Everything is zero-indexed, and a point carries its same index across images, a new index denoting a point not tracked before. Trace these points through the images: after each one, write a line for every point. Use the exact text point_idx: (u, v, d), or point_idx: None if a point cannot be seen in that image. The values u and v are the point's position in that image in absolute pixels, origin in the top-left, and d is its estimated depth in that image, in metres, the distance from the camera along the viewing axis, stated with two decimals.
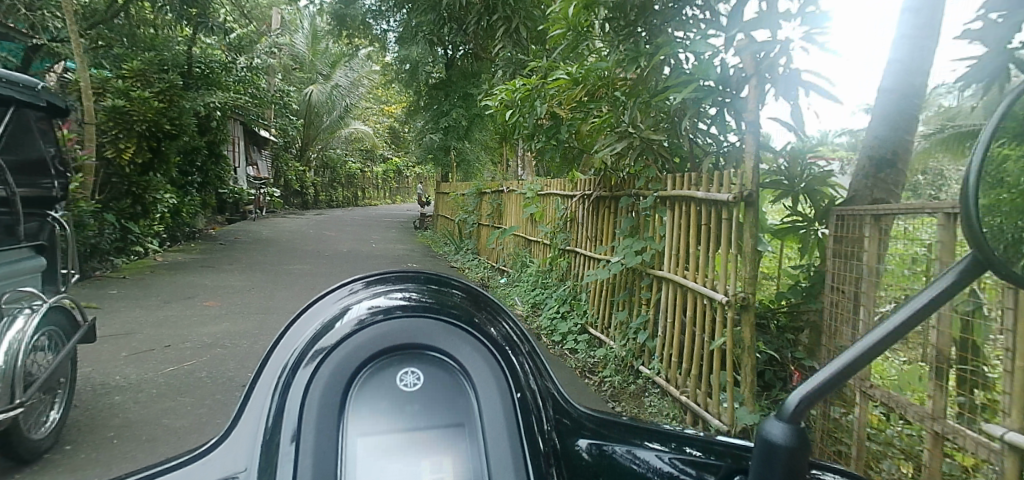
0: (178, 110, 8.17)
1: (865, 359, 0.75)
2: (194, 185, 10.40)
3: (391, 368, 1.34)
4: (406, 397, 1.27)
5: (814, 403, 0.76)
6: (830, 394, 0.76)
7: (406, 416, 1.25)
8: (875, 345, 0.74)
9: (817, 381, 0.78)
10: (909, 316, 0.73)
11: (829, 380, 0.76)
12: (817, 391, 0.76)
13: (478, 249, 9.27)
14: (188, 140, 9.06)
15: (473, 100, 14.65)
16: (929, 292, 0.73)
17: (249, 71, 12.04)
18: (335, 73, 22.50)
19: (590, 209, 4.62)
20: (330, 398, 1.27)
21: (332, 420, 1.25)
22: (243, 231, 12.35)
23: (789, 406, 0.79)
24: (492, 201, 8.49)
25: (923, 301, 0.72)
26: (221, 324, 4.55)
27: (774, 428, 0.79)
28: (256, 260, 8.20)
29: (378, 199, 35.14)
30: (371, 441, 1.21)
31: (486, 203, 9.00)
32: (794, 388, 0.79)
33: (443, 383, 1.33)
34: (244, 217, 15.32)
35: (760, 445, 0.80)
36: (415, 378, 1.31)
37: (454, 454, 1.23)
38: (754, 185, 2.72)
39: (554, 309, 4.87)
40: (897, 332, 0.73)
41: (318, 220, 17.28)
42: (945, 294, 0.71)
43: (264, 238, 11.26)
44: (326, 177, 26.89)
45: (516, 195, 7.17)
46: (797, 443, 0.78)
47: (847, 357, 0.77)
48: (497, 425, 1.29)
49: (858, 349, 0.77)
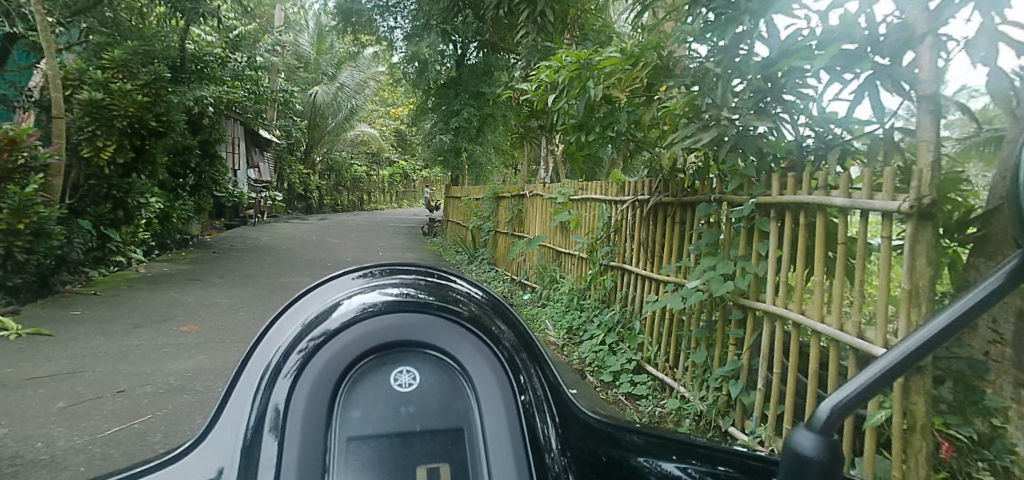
0: (164, 106, 7.51)
1: (906, 363, 0.72)
2: (186, 188, 9.64)
3: (389, 372, 1.47)
4: (399, 398, 1.42)
5: (852, 408, 0.72)
6: (866, 400, 0.72)
7: (403, 418, 1.41)
8: (923, 343, 0.71)
9: (851, 389, 0.74)
10: (961, 312, 0.71)
11: (864, 389, 0.72)
12: (849, 398, 0.72)
13: (496, 260, 8.43)
14: (179, 139, 8.38)
15: (486, 100, 13.83)
16: (984, 288, 0.71)
17: (248, 66, 11.28)
18: (341, 73, 21.79)
19: (645, 218, 3.80)
20: (321, 406, 1.40)
21: (328, 429, 1.38)
22: (241, 238, 11.56)
23: (819, 417, 0.73)
24: (511, 207, 7.65)
25: (982, 295, 0.70)
26: (195, 358, 3.72)
27: (805, 440, 0.73)
28: (251, 272, 7.38)
29: (384, 204, 34.32)
30: (370, 442, 1.37)
31: (505, 210, 8.17)
32: (825, 396, 0.75)
33: (437, 386, 1.48)
34: (244, 222, 14.54)
35: (792, 459, 0.73)
36: (409, 381, 1.46)
37: (449, 455, 1.39)
38: (937, 189, 1.89)
39: (598, 339, 4.04)
40: (945, 333, 0.71)
41: (322, 225, 16.48)
42: (996, 291, 0.70)
43: (263, 246, 10.47)
44: (330, 181, 26.13)
45: (541, 201, 6.35)
46: (829, 456, 0.71)
47: (885, 361, 0.75)
48: (492, 422, 1.46)
49: (897, 354, 0.74)
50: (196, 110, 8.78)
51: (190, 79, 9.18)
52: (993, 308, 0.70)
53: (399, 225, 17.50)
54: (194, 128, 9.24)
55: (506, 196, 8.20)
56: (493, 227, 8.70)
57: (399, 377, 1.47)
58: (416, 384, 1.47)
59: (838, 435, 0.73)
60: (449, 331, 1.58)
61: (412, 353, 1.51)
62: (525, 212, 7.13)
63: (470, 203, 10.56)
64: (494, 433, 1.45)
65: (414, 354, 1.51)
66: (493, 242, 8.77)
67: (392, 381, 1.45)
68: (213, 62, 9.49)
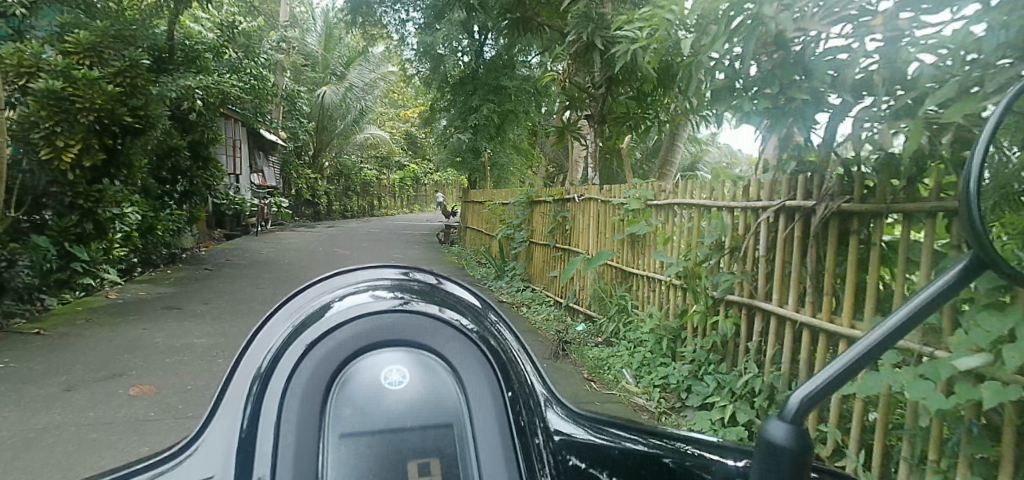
0: (143, 98, 6.37)
1: (871, 353, 0.78)
2: (174, 195, 8.46)
3: (374, 367, 1.32)
4: (386, 393, 1.28)
5: (820, 397, 0.80)
6: (834, 391, 0.80)
7: (391, 416, 1.25)
8: (885, 335, 0.77)
9: (819, 381, 0.81)
10: (920, 306, 0.77)
11: (825, 382, 0.80)
12: (817, 388, 0.80)
13: (531, 276, 7.20)
14: (161, 139, 7.26)
15: (507, 93, 12.59)
16: (944, 281, 0.79)
17: (246, 57, 10.13)
18: (350, 73, 20.68)
19: (805, 241, 2.62)
20: (311, 398, 1.28)
21: (314, 422, 1.25)
22: (240, 250, 10.41)
23: (789, 409, 0.82)
24: (553, 214, 6.33)
25: (937, 290, 0.77)
26: (137, 451, 2.54)
27: (777, 429, 0.81)
28: (244, 295, 6.19)
29: (395, 209, 33.00)
30: (359, 441, 1.22)
31: (543, 218, 6.87)
32: (796, 389, 0.82)
33: (428, 384, 1.32)
34: (246, 231, 13.41)
35: (765, 447, 0.82)
36: (400, 377, 1.31)
37: (439, 452, 1.24)
38: None
39: (726, 414, 2.84)
40: (915, 321, 0.77)
41: (330, 234, 15.24)
42: (949, 292, 0.76)
43: (263, 259, 9.28)
44: (340, 186, 24.99)
45: (600, 208, 5.09)
46: (800, 444, 0.80)
47: (853, 351, 0.81)
48: (484, 422, 1.32)
49: (863, 345, 0.79)
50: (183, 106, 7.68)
51: (177, 70, 7.93)
52: (951, 300, 0.77)
53: (413, 232, 16.22)
54: (183, 127, 8.14)
55: (544, 200, 6.89)
56: (528, 239, 7.40)
57: (388, 368, 1.32)
58: (406, 381, 1.31)
59: (808, 423, 0.81)
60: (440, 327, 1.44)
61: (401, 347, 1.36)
62: (573, 223, 5.84)
63: (495, 210, 9.27)
64: (490, 439, 1.30)
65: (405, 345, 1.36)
66: (528, 255, 7.46)
67: (379, 374, 1.31)
68: (206, 51, 8.34)
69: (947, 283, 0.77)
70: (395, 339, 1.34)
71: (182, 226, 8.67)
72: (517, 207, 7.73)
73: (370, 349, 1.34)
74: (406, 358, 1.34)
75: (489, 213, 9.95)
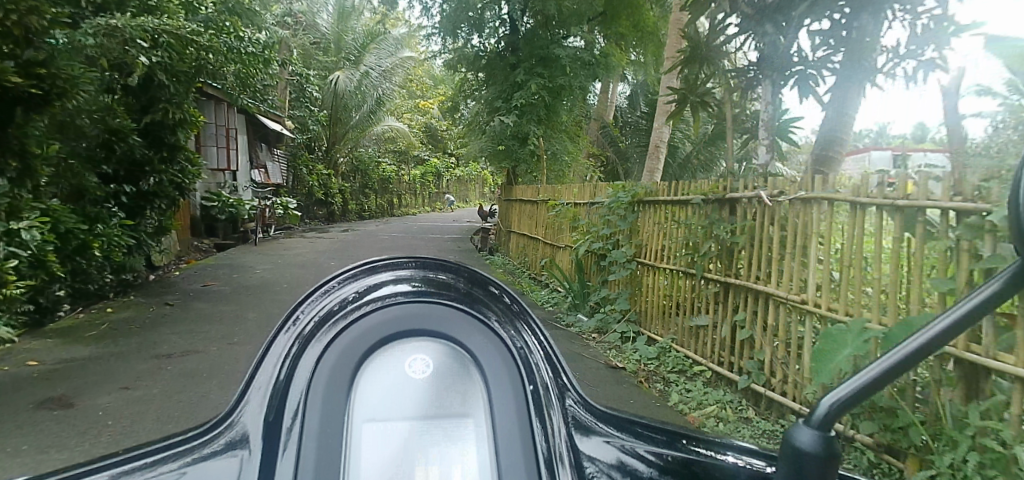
0: (46, 51, 4.08)
1: (904, 368, 0.81)
2: (128, 198, 6.14)
3: (400, 357, 1.48)
4: (411, 381, 1.42)
5: (844, 410, 0.86)
6: (858, 404, 0.86)
7: (413, 403, 1.38)
8: (903, 367, 0.81)
9: (851, 389, 0.87)
10: (949, 327, 0.78)
11: (857, 392, 0.86)
12: (846, 400, 0.86)
13: (639, 315, 4.84)
14: (93, 123, 5.15)
15: (559, 66, 10.18)
16: (974, 302, 0.78)
17: (225, 14, 7.81)
18: (366, 57, 18.47)
19: None
20: (335, 383, 1.43)
21: (338, 406, 1.39)
22: (230, 265, 8.19)
23: (819, 415, 0.89)
24: (705, 225, 3.89)
25: (968, 313, 0.77)
26: None
27: (805, 435, 0.90)
28: (212, 360, 3.91)
29: (418, 208, 30.36)
30: (379, 429, 1.35)
31: (671, 232, 4.43)
32: (823, 398, 0.90)
33: (450, 373, 1.46)
34: (245, 239, 11.17)
35: (794, 451, 0.91)
36: (422, 368, 1.45)
37: (459, 446, 1.34)
38: None
39: None
40: (930, 349, 0.79)
41: (347, 240, 12.91)
42: (975, 318, 0.76)
43: (259, 279, 7.02)
44: (356, 183, 22.64)
45: (884, 233, 2.72)
46: (826, 450, 0.88)
47: (882, 364, 0.86)
48: (503, 409, 1.40)
49: (891, 360, 0.83)
50: (117, 66, 5.38)
51: (117, 15, 5.67)
52: (983, 320, 0.76)
53: (444, 236, 13.83)
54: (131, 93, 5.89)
55: (671, 201, 4.45)
56: (634, 258, 4.93)
57: (412, 359, 1.45)
58: (428, 370, 1.45)
59: (835, 431, 0.89)
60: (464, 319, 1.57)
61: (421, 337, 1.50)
62: (766, 249, 3.47)
63: (567, 211, 6.81)
64: (510, 426, 1.38)
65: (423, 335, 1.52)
66: (629, 283, 5.06)
67: (406, 364, 1.45)
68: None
69: (982, 306, 0.77)
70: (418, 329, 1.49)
71: (144, 240, 6.36)
72: (611, 209, 5.29)
73: (394, 340, 1.49)
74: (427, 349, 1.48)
75: (553, 216, 7.52)
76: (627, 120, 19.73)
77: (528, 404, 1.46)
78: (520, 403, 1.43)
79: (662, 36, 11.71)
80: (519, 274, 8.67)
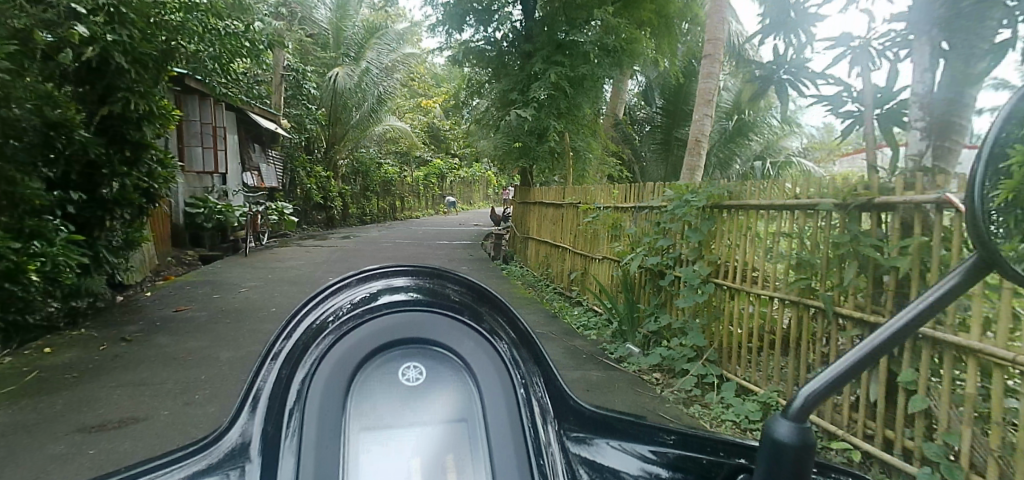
0: None
1: (874, 357, 0.94)
2: (84, 206, 5.14)
3: (395, 362, 1.50)
4: (406, 388, 1.46)
5: (822, 399, 0.94)
6: (837, 390, 0.95)
7: (408, 409, 1.41)
8: (885, 346, 0.92)
9: (830, 377, 0.97)
10: (917, 317, 0.92)
11: (834, 381, 0.96)
12: (824, 388, 0.95)
13: (719, 351, 3.83)
14: (24, 113, 4.16)
15: (580, 55, 9.19)
16: (938, 294, 0.92)
17: None
18: (367, 54, 17.55)
19: None
20: (328, 395, 1.43)
21: (331, 416, 1.40)
22: (214, 280, 7.20)
23: (795, 407, 0.98)
24: (839, 239, 2.86)
25: (929, 304, 0.91)
26: None
27: (782, 427, 0.98)
28: (167, 428, 2.92)
29: (422, 211, 29.19)
30: (373, 436, 1.36)
31: (777, 247, 3.38)
32: (804, 388, 0.98)
33: (443, 378, 1.50)
34: (235, 248, 10.17)
35: (773, 443, 0.99)
36: (417, 373, 1.48)
37: (455, 450, 1.38)
38: None
39: None
40: (901, 336, 0.92)
41: (348, 247, 11.90)
42: (941, 306, 0.91)
43: (245, 301, 6.00)
44: (358, 185, 21.56)
45: None
46: (802, 441, 0.97)
47: (857, 356, 0.96)
48: (499, 416, 1.44)
49: (865, 352, 0.95)
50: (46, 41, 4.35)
51: None
52: (941, 313, 0.90)
53: (451, 242, 12.77)
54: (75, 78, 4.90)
55: (775, 206, 3.40)
56: (712, 280, 3.89)
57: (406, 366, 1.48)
58: (423, 375, 1.49)
59: (809, 422, 0.98)
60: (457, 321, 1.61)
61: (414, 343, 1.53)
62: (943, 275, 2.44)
63: (606, 217, 5.75)
64: (506, 432, 1.42)
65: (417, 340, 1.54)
66: (700, 310, 4.05)
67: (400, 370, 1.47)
68: None
69: (944, 300, 0.91)
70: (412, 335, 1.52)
71: (107, 257, 5.37)
72: (677, 216, 4.25)
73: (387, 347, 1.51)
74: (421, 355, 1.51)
75: (587, 224, 6.47)
76: (641, 117, 18.63)
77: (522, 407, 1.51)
78: (515, 406, 1.49)
79: (686, 23, 10.71)
80: (543, 290, 7.59)
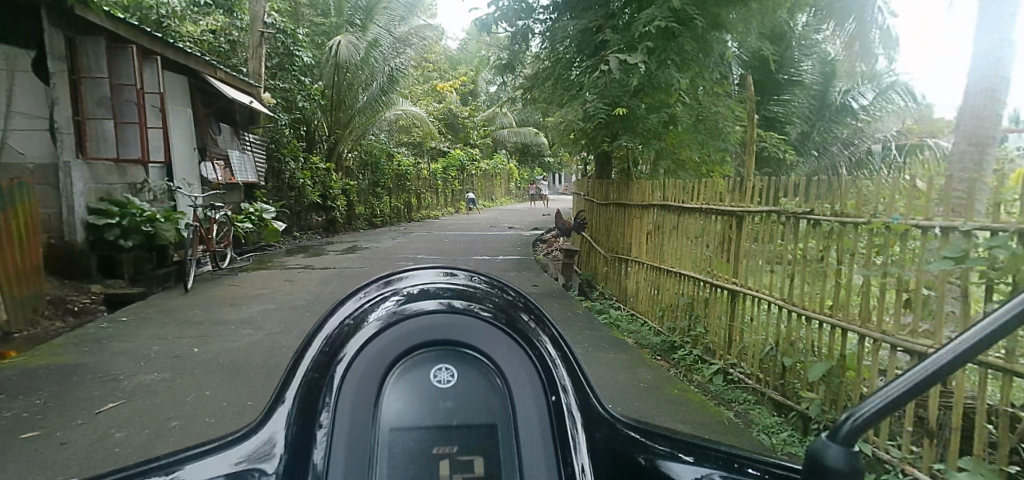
0: None
1: (940, 371, 0.76)
2: None
3: (424, 362, 1.42)
4: (435, 388, 1.37)
5: (875, 417, 0.77)
6: (894, 408, 0.76)
7: (440, 414, 1.34)
8: (938, 373, 0.76)
9: (884, 395, 0.79)
10: (963, 351, 0.76)
11: (889, 395, 0.76)
12: (875, 408, 0.78)
13: None
14: None
15: None
16: (999, 322, 0.75)
17: None
18: (375, 20, 14.26)
19: None
20: (356, 397, 1.36)
21: (357, 425, 1.32)
22: (85, 360, 3.76)
23: (842, 426, 0.81)
24: None
25: (981, 337, 0.75)
26: None
27: (834, 449, 0.81)
28: None
29: (440, 209, 25.53)
30: (402, 438, 1.31)
31: None
32: (849, 411, 0.81)
33: (474, 386, 1.40)
34: (178, 279, 6.78)
35: (818, 467, 0.80)
36: (448, 375, 1.39)
37: (485, 454, 1.31)
38: None
39: None
40: (953, 365, 0.75)
41: (351, 265, 8.49)
42: (996, 337, 0.74)
43: (87, 456, 2.50)
44: (366, 180, 18.07)
45: None
46: (850, 465, 0.80)
47: (906, 377, 0.80)
48: (533, 428, 1.36)
49: (909, 377, 0.77)
50: None
51: None
52: (995, 347, 0.74)
53: (491, 257, 9.21)
54: None
55: None
56: None
57: (438, 366, 1.40)
58: (454, 377, 1.40)
59: (859, 444, 0.81)
60: (491, 325, 1.53)
61: (440, 345, 1.44)
62: None
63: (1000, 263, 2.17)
64: (537, 441, 1.35)
65: (449, 344, 1.44)
66: None
67: (431, 370, 1.40)
68: None
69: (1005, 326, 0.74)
70: (437, 333, 1.44)
71: None
72: None
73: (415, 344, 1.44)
74: (452, 354, 1.42)
75: (858, 265, 2.94)
76: None
77: (558, 416, 1.41)
78: (543, 415, 1.39)
79: None
80: (707, 380, 4.02)
